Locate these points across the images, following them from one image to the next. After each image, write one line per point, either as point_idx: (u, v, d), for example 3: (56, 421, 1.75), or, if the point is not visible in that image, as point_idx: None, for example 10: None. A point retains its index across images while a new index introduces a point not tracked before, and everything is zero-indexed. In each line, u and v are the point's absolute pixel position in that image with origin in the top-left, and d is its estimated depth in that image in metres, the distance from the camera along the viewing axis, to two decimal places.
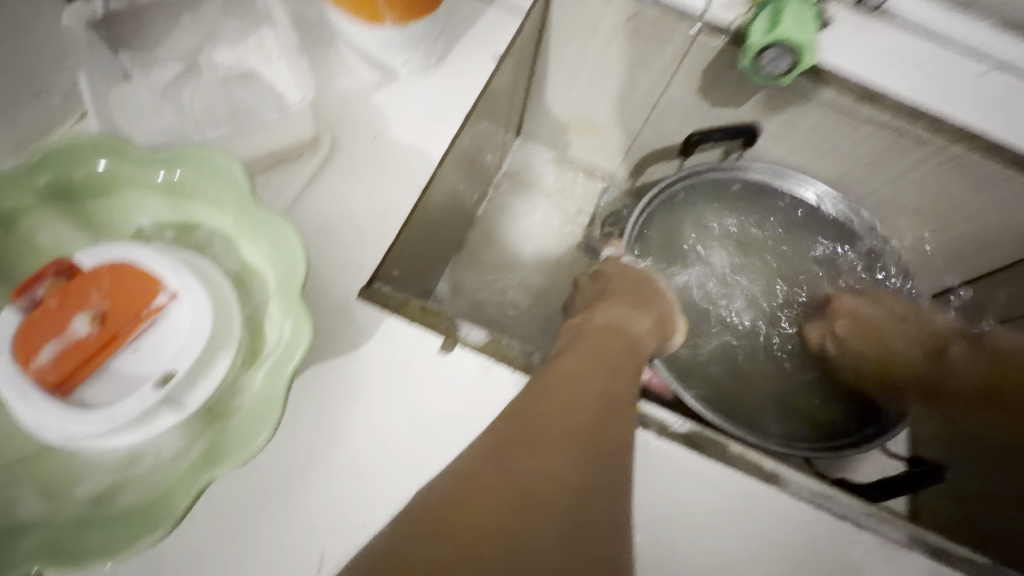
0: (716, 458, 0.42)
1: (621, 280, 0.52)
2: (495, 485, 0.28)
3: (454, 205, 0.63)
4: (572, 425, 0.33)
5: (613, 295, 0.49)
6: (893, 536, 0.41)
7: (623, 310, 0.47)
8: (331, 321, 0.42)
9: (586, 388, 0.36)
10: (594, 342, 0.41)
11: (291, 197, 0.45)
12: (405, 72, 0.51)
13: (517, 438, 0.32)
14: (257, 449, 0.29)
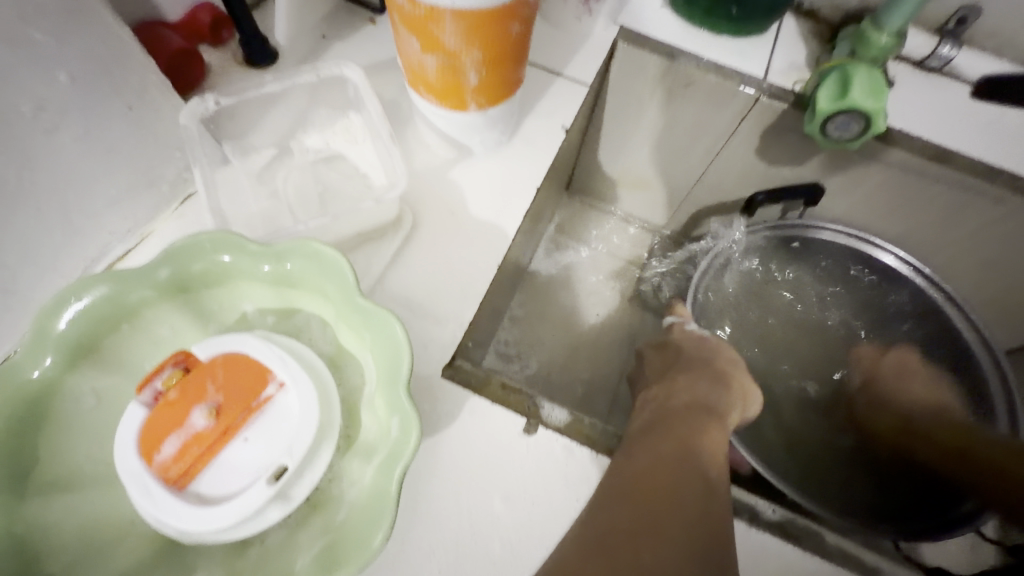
0: (813, 551, 0.40)
1: (698, 349, 0.51)
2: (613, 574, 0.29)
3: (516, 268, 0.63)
4: (681, 516, 0.32)
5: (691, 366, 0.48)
6: None
7: (706, 386, 0.46)
8: (416, 401, 0.42)
9: (689, 475, 0.36)
10: (681, 424, 0.41)
11: (374, 274, 0.47)
12: (481, 148, 0.53)
13: (627, 527, 0.32)
14: (375, 551, 0.29)
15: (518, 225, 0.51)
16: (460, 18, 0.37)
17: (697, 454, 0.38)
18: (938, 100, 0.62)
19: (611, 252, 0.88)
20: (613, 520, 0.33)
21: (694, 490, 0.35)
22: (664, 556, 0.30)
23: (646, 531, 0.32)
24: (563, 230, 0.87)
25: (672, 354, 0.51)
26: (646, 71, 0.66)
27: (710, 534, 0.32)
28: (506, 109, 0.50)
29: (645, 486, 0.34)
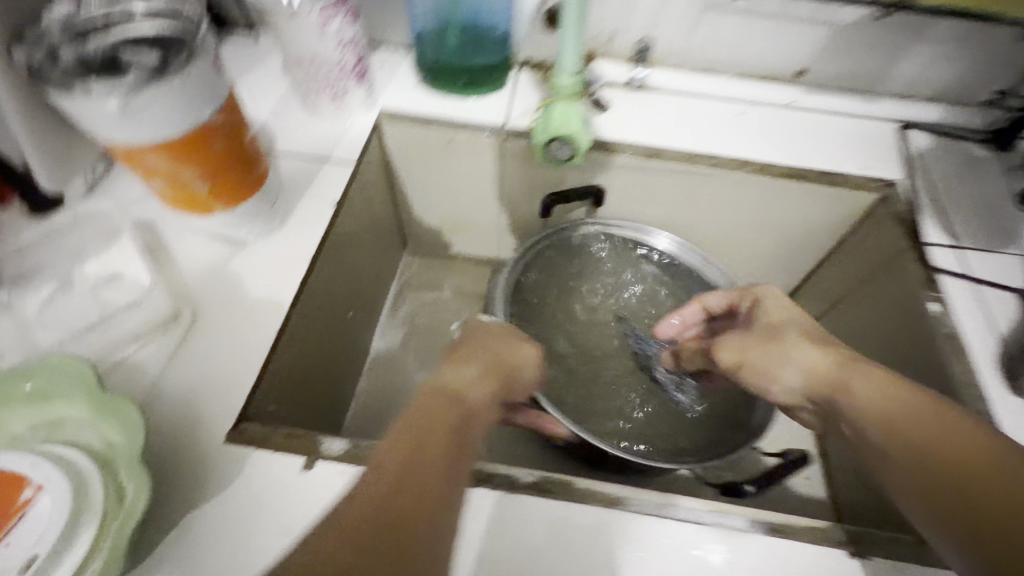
0: (564, 497, 0.48)
1: (496, 325, 0.56)
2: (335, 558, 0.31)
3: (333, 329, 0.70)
4: (413, 485, 0.36)
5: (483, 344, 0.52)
6: (732, 523, 0.47)
7: (490, 360, 0.50)
8: (201, 472, 0.47)
9: (433, 445, 0.39)
10: (443, 403, 0.43)
11: (159, 370, 0.52)
12: (253, 237, 0.61)
13: (363, 511, 0.34)
14: None
15: (294, 293, 0.59)
16: (161, 150, 0.46)
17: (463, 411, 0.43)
18: (640, 113, 0.79)
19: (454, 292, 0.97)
20: (378, 475, 0.36)
21: (450, 437, 0.40)
22: (412, 490, 0.36)
23: (400, 477, 0.36)
24: (405, 284, 0.96)
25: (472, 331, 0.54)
26: (412, 139, 0.78)
27: (456, 472, 0.39)
28: (260, 201, 0.58)
29: (406, 438, 0.39)
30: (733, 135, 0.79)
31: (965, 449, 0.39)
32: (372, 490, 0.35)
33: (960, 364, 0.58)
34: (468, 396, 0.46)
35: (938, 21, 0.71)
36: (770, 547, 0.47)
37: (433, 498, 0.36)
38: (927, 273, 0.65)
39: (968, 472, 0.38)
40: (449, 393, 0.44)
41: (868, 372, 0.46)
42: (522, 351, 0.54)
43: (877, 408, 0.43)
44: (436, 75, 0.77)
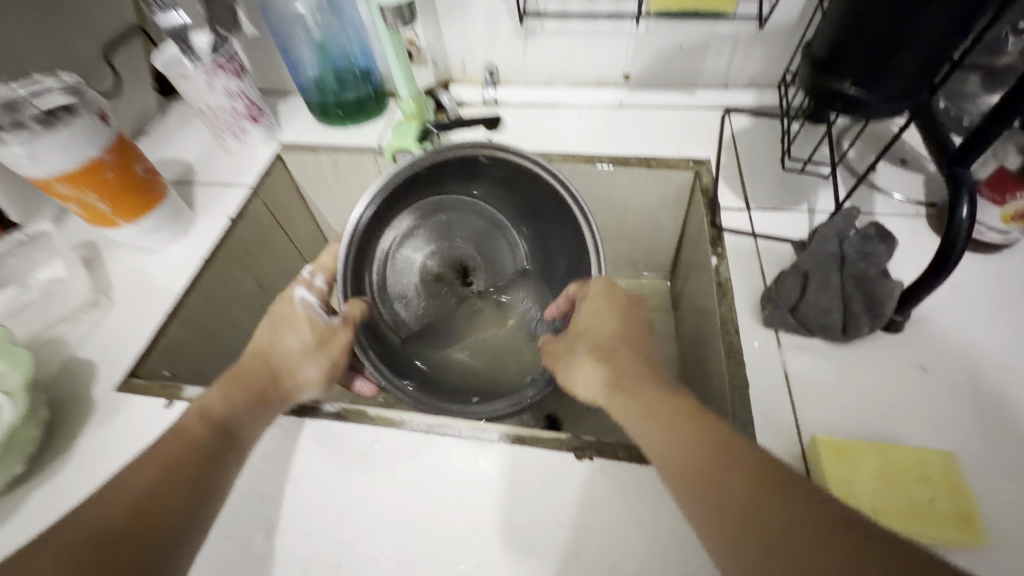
0: (356, 422, 0.60)
1: (293, 326, 0.61)
2: None
3: (238, 317, 0.88)
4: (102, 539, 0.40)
5: (278, 330, 0.61)
6: (488, 437, 0.58)
7: (268, 366, 0.58)
8: (95, 410, 0.64)
9: (150, 487, 0.44)
10: (189, 429, 0.49)
11: (81, 339, 0.71)
12: (161, 245, 0.80)
13: None
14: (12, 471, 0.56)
15: (187, 284, 0.77)
16: (64, 180, 0.65)
17: (224, 419, 0.51)
18: (490, 123, 0.95)
19: None
20: (92, 513, 0.42)
21: (197, 458, 0.48)
22: (144, 493, 0.44)
23: (141, 483, 0.44)
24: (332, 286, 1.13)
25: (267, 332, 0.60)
26: (308, 162, 0.96)
27: (184, 488, 0.45)
28: (157, 216, 0.77)
29: (160, 456, 0.47)
30: (575, 130, 0.92)
31: (701, 446, 0.44)
32: (131, 480, 0.44)
33: (722, 303, 0.67)
34: (222, 411, 0.52)
35: (721, 21, 0.83)
36: (517, 455, 0.57)
37: (184, 491, 0.45)
38: (715, 232, 0.74)
39: (753, 499, 0.39)
40: (197, 420, 0.50)
41: (694, 428, 0.46)
42: (306, 362, 0.60)
43: (688, 456, 0.44)
44: (325, 113, 0.94)
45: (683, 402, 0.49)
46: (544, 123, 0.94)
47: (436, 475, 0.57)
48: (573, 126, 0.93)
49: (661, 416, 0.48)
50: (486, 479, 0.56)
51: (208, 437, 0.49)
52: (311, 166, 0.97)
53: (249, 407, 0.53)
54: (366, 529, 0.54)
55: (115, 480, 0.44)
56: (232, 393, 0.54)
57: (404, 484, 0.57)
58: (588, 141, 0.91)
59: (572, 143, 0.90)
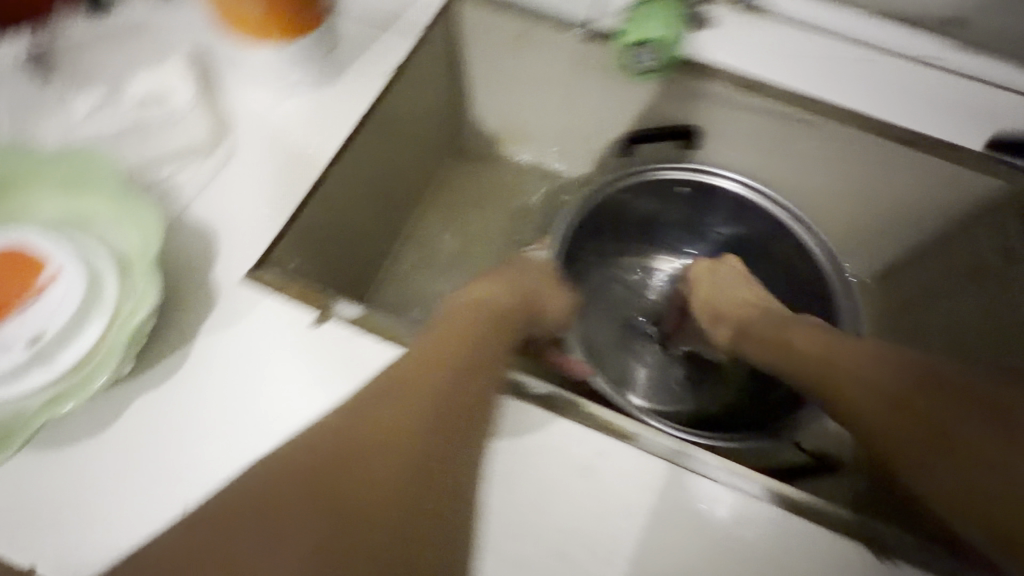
0: (572, 419, 0.45)
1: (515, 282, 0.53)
2: (350, 490, 0.31)
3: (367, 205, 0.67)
4: (419, 419, 0.36)
5: (511, 282, 0.53)
6: (746, 487, 0.43)
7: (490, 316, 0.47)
8: (215, 305, 0.47)
9: (440, 377, 0.39)
10: (461, 322, 0.45)
11: (194, 196, 0.51)
12: (301, 89, 0.58)
13: (342, 450, 0.32)
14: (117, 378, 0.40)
15: (333, 154, 0.56)
16: None
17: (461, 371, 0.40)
18: (746, 34, 0.68)
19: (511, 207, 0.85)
20: (391, 395, 0.37)
21: (477, 345, 0.43)
22: (450, 378, 0.39)
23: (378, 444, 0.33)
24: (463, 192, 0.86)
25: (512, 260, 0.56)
26: (490, 29, 0.71)
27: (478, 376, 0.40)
28: (311, 45, 0.55)
29: (390, 405, 0.36)
30: (868, 74, 0.65)
31: (892, 377, 0.44)
32: (428, 359, 0.40)
33: None
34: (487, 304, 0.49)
35: None
36: (781, 524, 0.43)
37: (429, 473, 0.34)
38: None
39: (969, 430, 0.39)
40: (465, 315, 0.46)
41: (856, 376, 0.45)
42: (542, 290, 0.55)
43: (869, 400, 0.44)
44: None
45: (848, 344, 0.48)
46: (823, 54, 0.67)
47: (673, 515, 0.43)
48: (866, 68, 0.65)
49: (832, 351, 0.48)
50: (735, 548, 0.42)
51: (440, 387, 0.38)
52: (492, 27, 0.71)
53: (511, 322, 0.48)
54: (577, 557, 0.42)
55: (384, 377, 0.38)
56: (458, 341, 0.42)
57: (628, 513, 0.43)
58: (887, 96, 0.64)
59: (862, 94, 0.64)
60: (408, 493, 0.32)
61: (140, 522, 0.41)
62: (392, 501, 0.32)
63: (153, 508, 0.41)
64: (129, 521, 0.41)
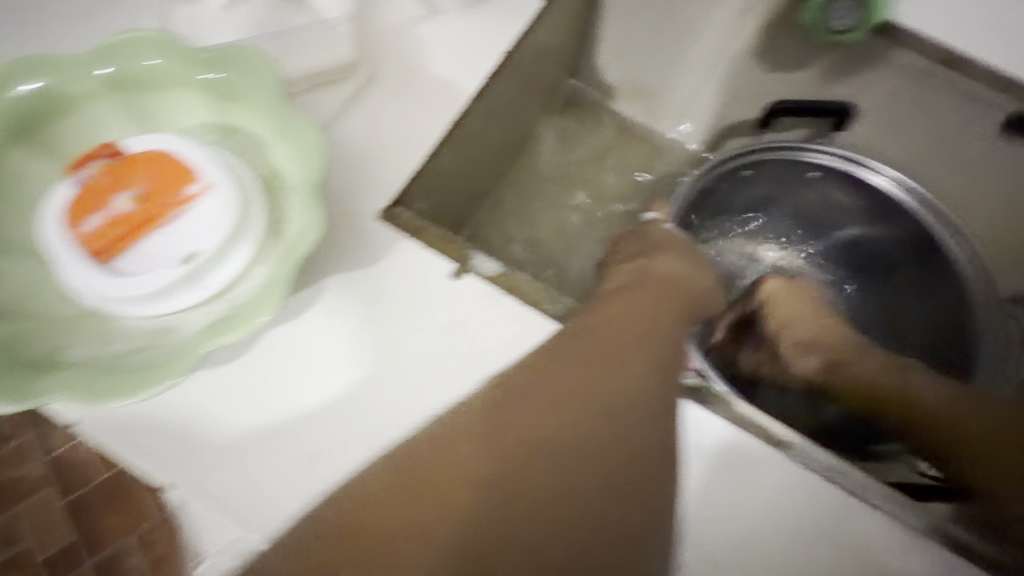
0: (722, 414, 0.40)
1: (662, 258, 0.48)
2: (541, 398, 0.30)
3: (481, 144, 0.59)
4: (622, 338, 0.35)
5: (650, 264, 0.47)
6: (912, 523, 0.38)
7: (659, 287, 0.44)
8: (353, 242, 0.43)
9: (637, 321, 0.38)
10: (628, 291, 0.42)
11: (331, 114, 0.46)
12: (451, 8, 0.51)
13: (565, 359, 0.33)
14: (260, 324, 0.33)
15: (478, 86, 0.50)
16: None
17: (649, 324, 0.38)
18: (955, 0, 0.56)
19: (622, 168, 0.80)
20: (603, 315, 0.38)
21: (664, 316, 0.40)
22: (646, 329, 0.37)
23: (597, 365, 0.33)
24: (577, 152, 0.80)
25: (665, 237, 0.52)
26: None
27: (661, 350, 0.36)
28: None
29: (604, 338, 0.35)
30: None
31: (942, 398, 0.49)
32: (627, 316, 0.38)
33: None
34: (655, 272, 0.46)
35: None
36: (947, 563, 0.38)
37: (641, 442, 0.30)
38: None
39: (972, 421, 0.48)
40: (637, 279, 0.45)
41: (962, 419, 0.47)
42: (700, 273, 0.49)
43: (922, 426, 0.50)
44: None
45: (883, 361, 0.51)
46: None
47: (838, 533, 0.38)
48: None
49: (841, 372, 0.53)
50: None
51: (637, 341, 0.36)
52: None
53: (678, 309, 0.42)
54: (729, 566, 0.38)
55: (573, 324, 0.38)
56: (633, 304, 0.40)
57: (781, 525, 0.39)
58: None
59: None
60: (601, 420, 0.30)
61: (262, 457, 0.38)
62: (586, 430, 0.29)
63: (279, 445, 0.38)
64: (257, 466, 0.38)
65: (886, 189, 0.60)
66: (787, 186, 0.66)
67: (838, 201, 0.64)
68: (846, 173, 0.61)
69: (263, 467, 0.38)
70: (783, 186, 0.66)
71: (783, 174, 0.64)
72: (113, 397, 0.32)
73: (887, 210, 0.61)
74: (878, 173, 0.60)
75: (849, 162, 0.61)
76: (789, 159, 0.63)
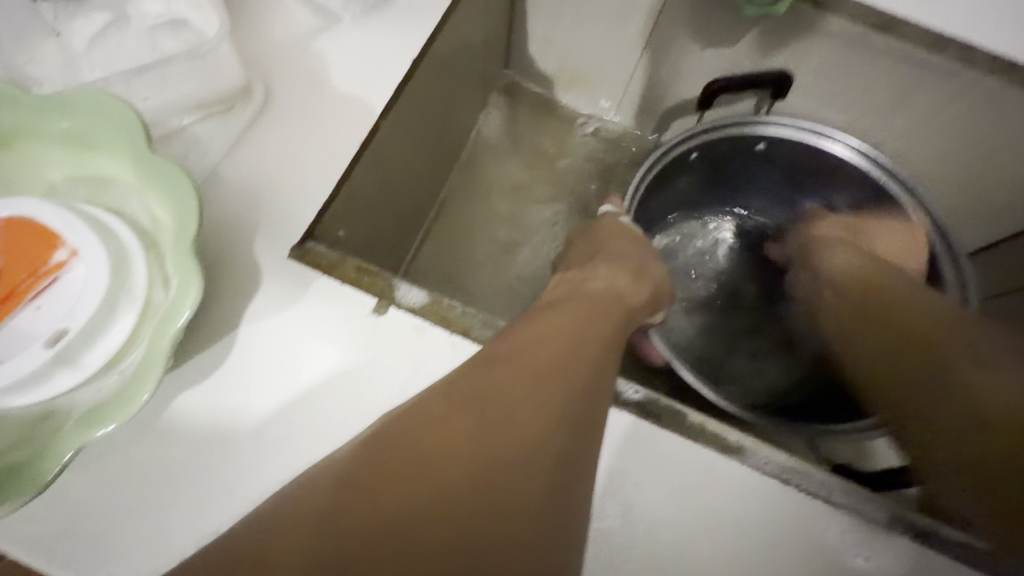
0: (673, 428, 0.38)
1: (607, 268, 0.45)
2: (429, 446, 0.29)
3: (406, 155, 0.56)
4: (536, 368, 0.33)
5: (591, 274, 0.45)
6: (873, 516, 0.37)
7: (592, 302, 0.41)
8: (261, 288, 0.39)
9: (555, 348, 0.35)
10: (564, 311, 0.39)
11: (225, 148, 0.42)
12: (349, 16, 0.47)
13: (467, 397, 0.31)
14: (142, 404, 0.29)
15: (388, 98, 0.46)
16: None
17: (568, 351, 0.35)
18: None
19: (570, 160, 0.76)
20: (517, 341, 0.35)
21: (590, 340, 0.37)
22: (563, 355, 0.35)
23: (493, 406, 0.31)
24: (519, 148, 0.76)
25: (604, 237, 0.50)
26: None
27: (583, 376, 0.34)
28: None
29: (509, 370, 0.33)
30: None
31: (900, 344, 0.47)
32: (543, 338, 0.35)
33: None
34: (592, 283, 0.44)
35: None
36: (911, 552, 0.37)
37: (539, 487, 0.29)
38: None
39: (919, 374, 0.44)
40: (572, 293, 0.42)
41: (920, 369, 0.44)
42: (636, 276, 0.46)
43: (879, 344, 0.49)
44: None
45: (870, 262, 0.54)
46: None
47: (798, 536, 0.37)
48: None
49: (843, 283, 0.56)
50: None
51: (551, 370, 0.33)
52: None
53: (610, 328, 0.39)
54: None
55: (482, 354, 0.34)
56: (560, 330, 0.37)
57: (742, 536, 0.37)
58: None
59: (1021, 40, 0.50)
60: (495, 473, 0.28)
61: (182, 537, 0.35)
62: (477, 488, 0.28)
63: (197, 522, 0.36)
64: (180, 543, 0.35)
65: (853, 159, 0.56)
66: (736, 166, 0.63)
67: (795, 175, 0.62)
68: (802, 145, 0.58)
69: (187, 544, 0.35)
70: (735, 163, 0.63)
71: (737, 153, 0.61)
72: None
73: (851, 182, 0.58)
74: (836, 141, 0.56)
75: (805, 133, 0.57)
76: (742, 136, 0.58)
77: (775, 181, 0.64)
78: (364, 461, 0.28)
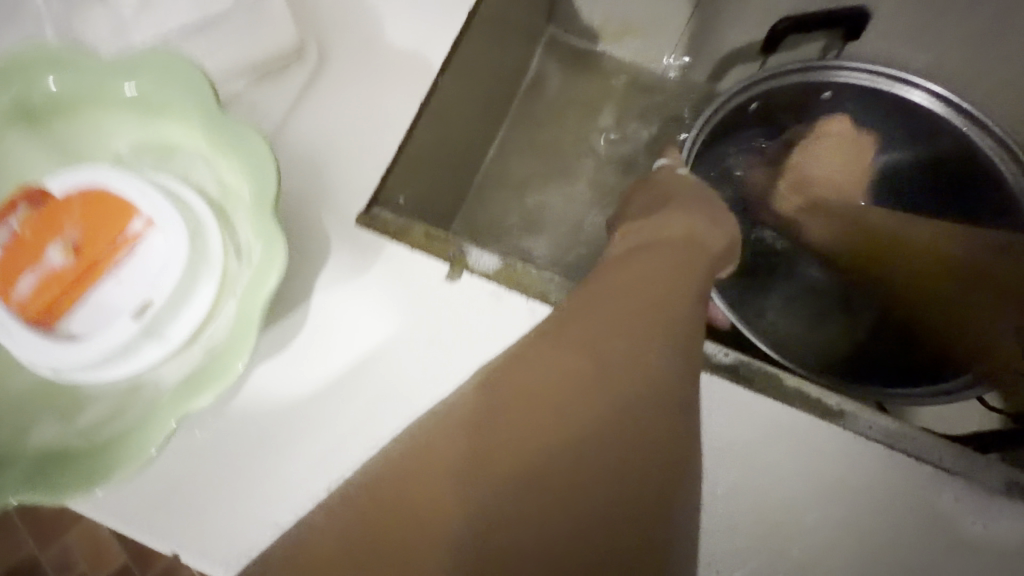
0: (768, 392, 0.36)
1: (682, 211, 0.41)
2: (519, 406, 0.27)
3: (458, 118, 0.53)
4: (622, 323, 0.31)
5: (667, 220, 0.40)
6: (991, 482, 0.35)
7: (674, 252, 0.37)
8: (332, 255, 0.38)
9: (640, 301, 0.32)
10: (644, 260, 0.35)
11: (282, 113, 0.40)
12: None
13: (556, 355, 0.29)
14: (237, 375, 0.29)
15: (444, 51, 0.43)
16: None
17: (653, 306, 0.32)
18: None
19: (618, 119, 0.72)
20: (604, 294, 0.33)
21: (677, 293, 0.33)
22: (649, 311, 0.32)
23: (584, 364, 0.29)
24: (565, 108, 0.73)
25: (674, 181, 0.45)
26: None
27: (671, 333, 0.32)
28: None
29: (594, 328, 0.30)
30: None
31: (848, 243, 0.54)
32: (627, 291, 0.33)
33: None
34: (670, 228, 0.39)
35: None
36: None
37: (650, 441, 0.28)
38: None
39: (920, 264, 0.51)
40: (647, 240, 0.38)
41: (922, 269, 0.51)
42: (717, 223, 0.42)
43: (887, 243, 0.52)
44: None
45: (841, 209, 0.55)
46: None
47: (910, 503, 0.35)
48: None
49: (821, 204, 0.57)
50: (1011, 550, 0.34)
51: (638, 327, 0.31)
52: None
53: (694, 281, 0.35)
54: (795, 555, 0.35)
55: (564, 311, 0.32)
56: (649, 277, 0.34)
57: (849, 504, 0.35)
58: None
59: None
60: (593, 433, 0.27)
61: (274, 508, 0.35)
62: (573, 448, 0.26)
63: (288, 492, 0.36)
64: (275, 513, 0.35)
65: (928, 105, 0.51)
66: (795, 115, 0.59)
67: (865, 119, 0.56)
68: (872, 90, 0.53)
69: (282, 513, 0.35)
70: (795, 112, 0.58)
71: (794, 102, 0.57)
72: (79, 487, 0.29)
73: (928, 128, 0.53)
74: (911, 85, 0.51)
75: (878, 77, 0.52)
76: (802, 83, 0.54)
77: (839, 128, 0.59)
78: (462, 418, 0.28)
